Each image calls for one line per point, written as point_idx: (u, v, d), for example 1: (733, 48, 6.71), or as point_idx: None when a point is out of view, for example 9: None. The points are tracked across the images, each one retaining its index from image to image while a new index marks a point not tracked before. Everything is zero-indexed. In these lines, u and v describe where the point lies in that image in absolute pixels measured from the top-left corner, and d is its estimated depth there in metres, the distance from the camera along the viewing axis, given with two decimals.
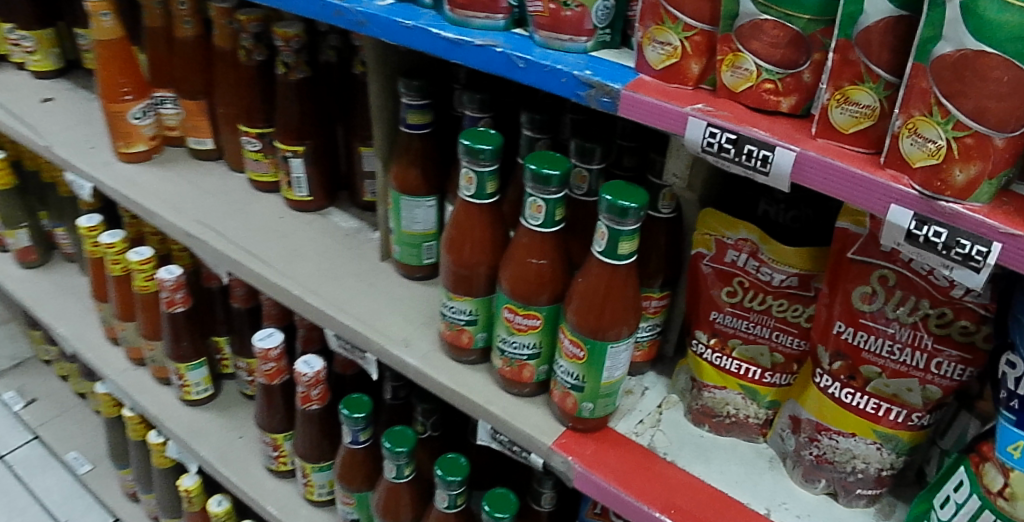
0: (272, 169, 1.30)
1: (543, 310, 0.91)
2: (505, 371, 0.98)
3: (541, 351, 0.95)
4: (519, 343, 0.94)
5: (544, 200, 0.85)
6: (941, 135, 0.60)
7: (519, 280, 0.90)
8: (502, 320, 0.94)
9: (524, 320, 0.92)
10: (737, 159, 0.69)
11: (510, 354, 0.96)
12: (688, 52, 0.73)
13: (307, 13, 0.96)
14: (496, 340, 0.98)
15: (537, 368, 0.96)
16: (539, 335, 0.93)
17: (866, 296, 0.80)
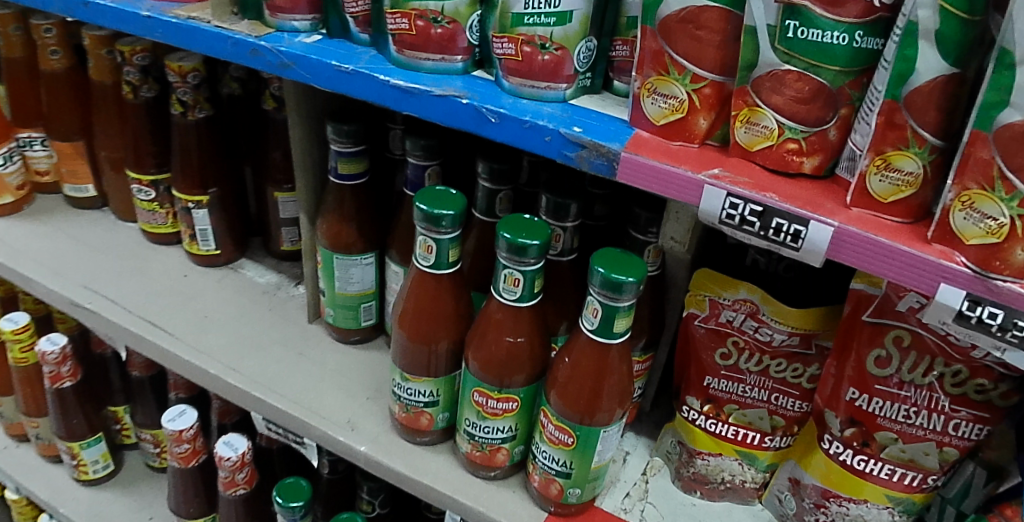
0: (170, 219, 1.13)
1: (520, 392, 0.81)
2: (474, 455, 0.86)
3: (517, 433, 0.84)
4: (492, 428, 0.83)
5: (521, 272, 0.73)
6: (1004, 212, 0.53)
7: (491, 358, 0.78)
8: (471, 403, 0.82)
9: (500, 403, 0.81)
10: (762, 233, 0.60)
11: (482, 439, 0.85)
12: (695, 106, 0.62)
13: (215, 53, 0.79)
14: (461, 422, 0.86)
15: (512, 449, 0.86)
16: (516, 418, 0.83)
17: (881, 360, 0.74)
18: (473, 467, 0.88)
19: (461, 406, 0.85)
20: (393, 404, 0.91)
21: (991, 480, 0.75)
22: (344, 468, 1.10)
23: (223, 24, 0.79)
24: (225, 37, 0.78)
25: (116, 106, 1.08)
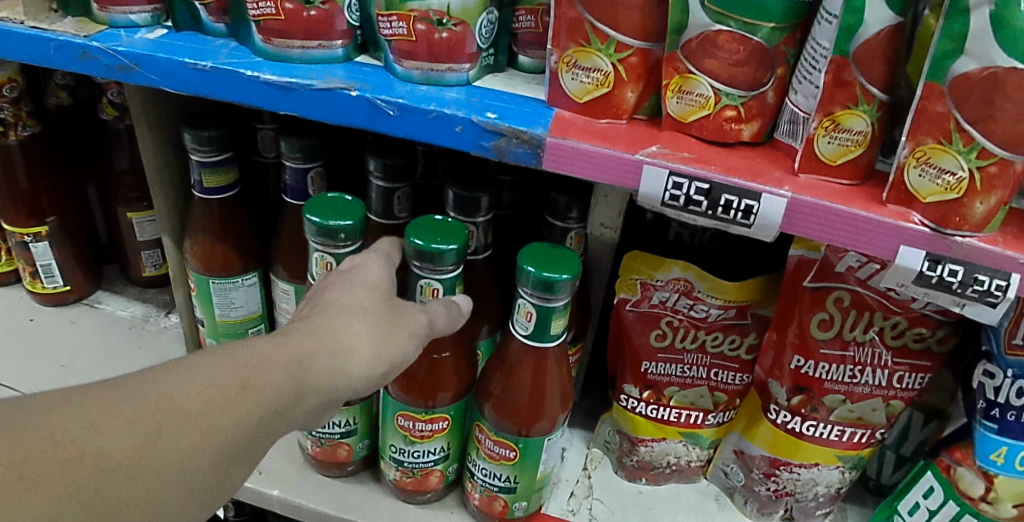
0: (7, 257, 0.96)
1: (451, 410, 0.72)
2: (404, 482, 0.76)
3: (450, 452, 0.75)
4: (422, 452, 0.74)
5: (440, 281, 0.64)
6: (963, 167, 0.50)
7: (412, 378, 0.69)
8: (395, 428, 0.73)
9: (431, 425, 0.72)
10: (709, 212, 0.54)
11: (411, 465, 0.75)
12: (622, 77, 0.56)
13: (35, 59, 0.65)
14: (385, 449, 0.76)
15: (446, 469, 0.76)
16: (447, 436, 0.73)
17: (824, 323, 0.71)
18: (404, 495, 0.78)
19: (383, 432, 0.75)
20: (302, 438, 0.80)
21: (930, 421, 0.82)
22: (251, 508, 0.99)
23: (39, 24, 0.64)
24: (46, 39, 0.63)
25: None
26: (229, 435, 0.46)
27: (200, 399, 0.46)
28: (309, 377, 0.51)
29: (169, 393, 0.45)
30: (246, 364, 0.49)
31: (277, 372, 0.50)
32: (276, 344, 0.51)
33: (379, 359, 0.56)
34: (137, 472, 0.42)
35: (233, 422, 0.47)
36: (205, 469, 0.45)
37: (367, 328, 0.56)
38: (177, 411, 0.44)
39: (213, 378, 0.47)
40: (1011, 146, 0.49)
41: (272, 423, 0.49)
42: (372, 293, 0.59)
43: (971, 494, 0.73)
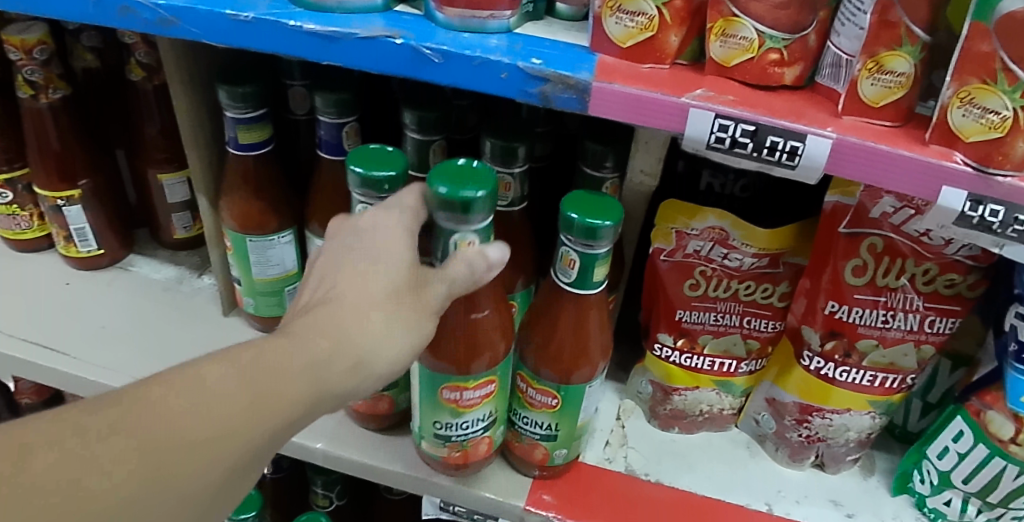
0: (38, 222, 0.94)
1: (498, 371, 0.70)
2: (454, 457, 0.75)
3: (497, 417, 0.74)
4: (470, 421, 0.72)
5: (475, 232, 0.60)
6: (1007, 106, 0.51)
7: (448, 353, 0.68)
8: (439, 402, 0.71)
9: (480, 392, 0.70)
10: (754, 154, 0.55)
11: (461, 437, 0.73)
12: (666, 21, 0.56)
13: (71, 16, 0.65)
14: (428, 427, 0.74)
15: (495, 435, 0.76)
16: (494, 401, 0.72)
17: (857, 269, 0.72)
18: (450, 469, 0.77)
19: (426, 410, 0.73)
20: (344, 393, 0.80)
21: (957, 368, 0.83)
22: (289, 465, 1.00)
23: None
24: None
25: None
26: (242, 456, 0.48)
27: (211, 432, 0.47)
28: (319, 386, 0.52)
29: (178, 430, 0.46)
30: (255, 386, 0.49)
31: (286, 393, 0.50)
32: (288, 355, 0.51)
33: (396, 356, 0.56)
34: (151, 508, 0.45)
35: (245, 447, 0.48)
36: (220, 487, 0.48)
37: (387, 325, 0.55)
38: (191, 446, 0.46)
39: (222, 406, 0.48)
40: None
41: (284, 435, 0.51)
42: (395, 274, 0.56)
43: (1001, 437, 0.75)
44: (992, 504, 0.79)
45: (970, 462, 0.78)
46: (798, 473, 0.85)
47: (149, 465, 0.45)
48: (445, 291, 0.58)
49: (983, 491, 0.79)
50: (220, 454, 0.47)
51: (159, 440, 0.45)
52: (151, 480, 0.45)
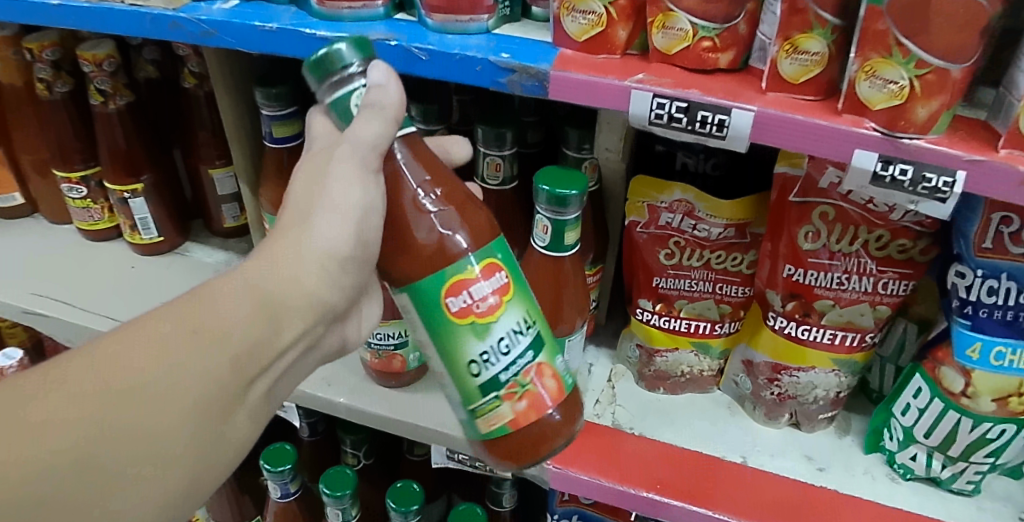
0: (109, 214, 1.05)
1: (499, 254, 0.63)
2: (520, 406, 0.64)
3: (541, 329, 0.65)
4: (506, 338, 0.62)
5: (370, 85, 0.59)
6: (904, 76, 0.59)
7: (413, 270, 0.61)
8: (455, 325, 0.61)
9: (491, 285, 0.61)
10: (689, 127, 0.64)
11: (513, 368, 0.63)
12: (613, 18, 0.66)
13: (130, 32, 0.78)
14: (467, 376, 0.63)
15: (557, 360, 0.66)
16: (518, 302, 0.63)
17: (811, 235, 0.80)
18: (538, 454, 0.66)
19: (453, 363, 0.63)
20: (363, 353, 0.92)
21: (922, 332, 0.90)
22: (323, 429, 1.11)
23: None
24: (142, 13, 0.76)
25: (29, 106, 0.99)
26: (209, 372, 0.53)
27: (168, 371, 0.52)
28: (273, 308, 0.57)
29: (136, 375, 0.51)
30: (203, 322, 0.54)
31: (239, 321, 0.56)
32: (234, 293, 0.56)
33: (347, 242, 0.60)
34: (131, 428, 0.50)
35: (211, 377, 0.54)
36: (201, 417, 0.53)
37: (324, 215, 0.59)
38: (154, 387, 0.51)
39: (170, 348, 0.53)
40: (942, 54, 0.57)
41: (253, 360, 0.56)
42: (313, 176, 0.62)
43: (952, 390, 0.81)
44: (953, 457, 0.86)
45: (929, 416, 0.84)
46: (775, 431, 0.93)
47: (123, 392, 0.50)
48: (376, 126, 0.57)
49: (944, 444, 0.85)
50: (175, 370, 0.52)
51: (119, 386, 0.50)
52: (123, 423, 0.50)
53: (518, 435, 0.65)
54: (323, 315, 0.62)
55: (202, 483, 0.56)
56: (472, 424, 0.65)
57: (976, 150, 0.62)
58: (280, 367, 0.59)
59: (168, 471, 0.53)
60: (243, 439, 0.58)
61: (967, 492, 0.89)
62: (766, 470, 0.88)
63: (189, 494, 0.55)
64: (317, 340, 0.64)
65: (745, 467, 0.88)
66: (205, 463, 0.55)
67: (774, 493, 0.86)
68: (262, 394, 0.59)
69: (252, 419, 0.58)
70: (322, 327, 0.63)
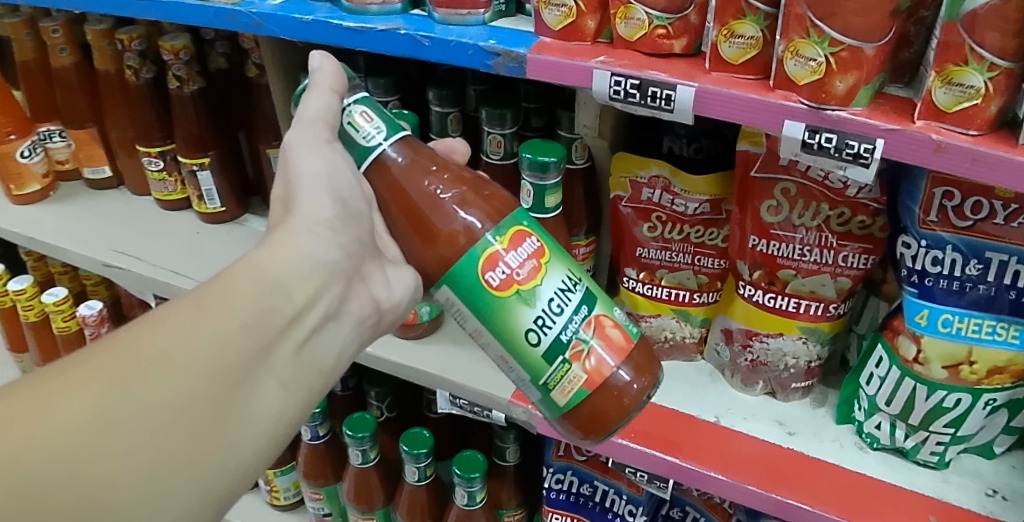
0: (180, 187, 1.24)
1: (524, 223, 0.70)
2: (589, 360, 0.70)
3: (589, 284, 0.72)
4: (555, 301, 0.69)
5: (360, 103, 0.67)
6: (820, 53, 0.67)
7: (443, 257, 0.68)
8: (502, 301, 0.68)
9: (525, 252, 0.68)
10: (643, 101, 0.75)
11: (571, 327, 0.69)
12: (582, 10, 0.77)
13: (196, 22, 0.95)
14: (532, 350, 0.69)
15: (613, 311, 0.72)
16: (556, 264, 0.70)
17: (773, 208, 0.89)
18: (624, 411, 0.72)
19: (513, 339, 0.69)
20: None
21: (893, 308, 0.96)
22: (355, 385, 1.24)
23: None
24: (206, 7, 0.93)
25: (121, 91, 1.19)
26: (222, 348, 0.55)
27: (176, 343, 0.53)
28: (274, 277, 0.59)
29: (142, 350, 0.52)
30: (202, 297, 0.56)
31: (242, 291, 0.57)
32: (236, 271, 0.58)
33: (332, 207, 0.64)
34: (156, 407, 0.51)
35: (222, 343, 0.55)
36: (218, 383, 0.54)
37: (307, 188, 0.64)
38: (164, 358, 0.52)
39: (176, 326, 0.54)
40: (852, 34, 0.66)
41: (266, 324, 0.57)
42: (283, 173, 0.66)
43: (907, 358, 0.87)
44: (914, 426, 0.90)
45: (889, 385, 0.90)
46: (751, 397, 1.00)
47: (139, 372, 0.51)
48: (320, 100, 0.66)
49: (904, 412, 0.90)
50: (188, 346, 0.53)
51: (128, 363, 0.51)
52: (135, 397, 0.51)
53: (595, 394, 0.71)
54: (330, 274, 0.63)
55: (246, 454, 0.56)
56: (549, 397, 0.71)
57: (895, 121, 0.70)
58: (302, 331, 0.60)
59: (198, 444, 0.53)
60: (276, 407, 0.58)
61: (932, 465, 0.92)
62: (735, 429, 0.96)
63: (229, 468, 0.55)
64: (337, 308, 0.64)
65: (716, 425, 0.96)
66: (240, 432, 0.56)
67: (741, 448, 0.94)
68: (289, 361, 0.59)
69: (283, 387, 0.59)
70: (338, 291, 0.64)
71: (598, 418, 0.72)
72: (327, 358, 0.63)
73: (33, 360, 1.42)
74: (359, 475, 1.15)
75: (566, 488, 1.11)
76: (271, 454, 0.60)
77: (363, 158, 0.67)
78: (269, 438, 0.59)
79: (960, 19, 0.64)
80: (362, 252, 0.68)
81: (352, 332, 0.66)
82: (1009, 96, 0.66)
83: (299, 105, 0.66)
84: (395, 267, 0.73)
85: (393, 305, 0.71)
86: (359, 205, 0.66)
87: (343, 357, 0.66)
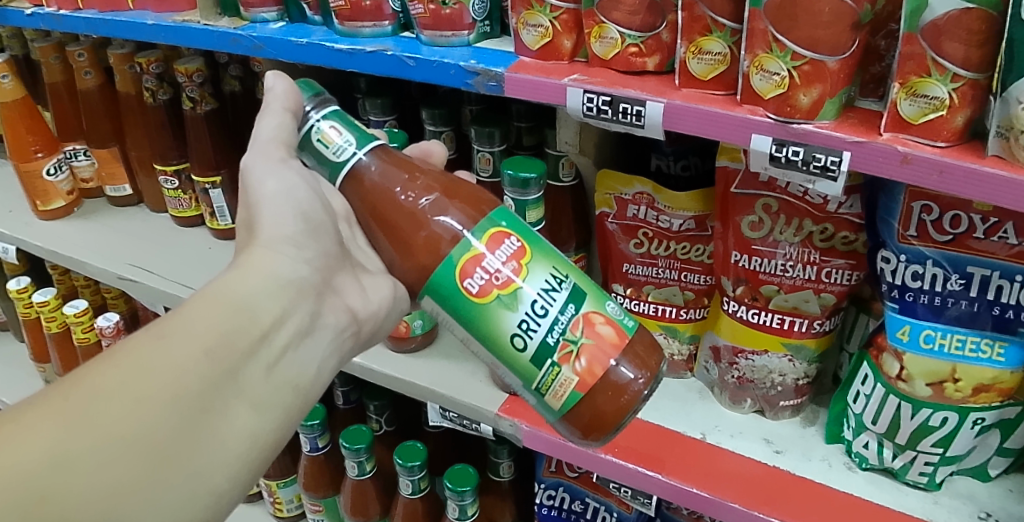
0: (194, 204, 1.31)
1: (503, 223, 0.67)
2: (578, 360, 0.67)
3: (577, 281, 0.68)
4: (539, 303, 0.66)
5: (330, 117, 0.66)
6: (783, 67, 0.68)
7: (423, 267, 0.66)
8: (483, 308, 0.65)
9: (504, 254, 0.66)
10: (615, 117, 0.78)
11: (558, 328, 0.66)
12: (559, 30, 0.81)
13: (205, 45, 1.01)
14: (520, 354, 0.67)
15: (604, 306, 0.68)
16: (537, 264, 0.66)
17: (754, 224, 0.90)
18: (623, 410, 0.68)
19: (499, 346, 0.67)
20: None
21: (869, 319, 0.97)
22: (356, 398, 1.27)
23: (210, 22, 1.01)
24: (212, 31, 0.99)
25: (139, 112, 1.27)
26: (181, 374, 0.56)
27: (136, 376, 0.55)
28: (238, 300, 0.61)
29: (103, 382, 0.54)
30: (163, 326, 0.58)
31: (205, 316, 0.59)
32: (198, 300, 0.59)
33: (295, 224, 0.66)
34: (118, 438, 0.52)
35: (184, 370, 0.56)
36: (182, 410, 0.55)
37: (269, 208, 0.66)
38: (125, 388, 0.54)
39: (136, 358, 0.55)
40: (816, 48, 0.66)
41: (231, 347, 0.59)
42: (243, 202, 0.69)
43: (890, 374, 0.87)
44: (901, 446, 0.88)
45: (874, 403, 0.89)
46: (739, 415, 1.00)
47: (101, 406, 0.53)
48: (273, 121, 0.68)
49: (890, 431, 0.88)
50: (147, 377, 0.55)
51: (88, 398, 0.53)
52: (92, 431, 0.52)
53: (591, 395, 0.67)
54: (298, 292, 0.64)
55: (219, 479, 0.57)
56: (544, 401, 0.69)
57: (862, 134, 0.70)
58: (272, 351, 0.61)
59: (164, 472, 0.54)
60: (249, 430, 0.59)
61: (923, 486, 0.89)
62: (721, 446, 0.95)
63: (202, 496, 0.56)
64: (310, 325, 0.65)
65: (701, 441, 0.96)
66: (210, 460, 0.56)
67: (727, 465, 0.93)
68: (261, 381, 0.60)
69: (256, 408, 0.60)
70: (308, 308, 0.65)
71: (597, 419, 0.68)
72: (304, 376, 0.64)
73: (53, 370, 1.48)
74: (356, 487, 1.17)
75: (557, 505, 1.11)
76: (251, 478, 0.61)
77: (337, 174, 0.66)
78: (246, 465, 0.59)
79: (920, 30, 0.64)
80: (333, 263, 0.69)
81: (331, 345, 0.68)
82: (976, 107, 0.66)
83: (255, 127, 0.69)
84: (372, 276, 0.74)
85: (370, 314, 0.73)
86: (323, 217, 0.68)
87: (323, 373, 0.67)
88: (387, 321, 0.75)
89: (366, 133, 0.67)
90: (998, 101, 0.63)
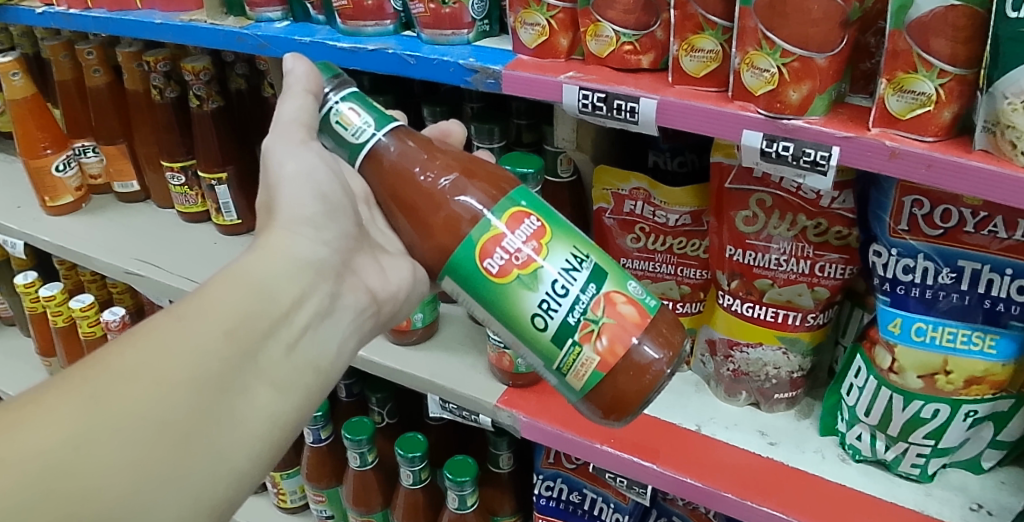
0: (200, 200, 1.34)
1: (523, 203, 0.69)
2: (601, 339, 0.68)
3: (598, 260, 0.69)
4: (560, 283, 0.67)
5: (347, 100, 0.69)
6: (772, 63, 0.70)
7: (443, 246, 0.68)
8: (503, 288, 0.67)
9: (524, 234, 0.67)
10: (610, 114, 0.80)
11: (579, 308, 0.68)
12: (555, 28, 0.83)
13: (211, 44, 1.03)
14: (541, 333, 0.68)
15: (626, 285, 0.69)
16: (558, 244, 0.68)
17: (748, 219, 0.91)
18: (644, 391, 0.69)
19: (520, 325, 0.68)
20: None
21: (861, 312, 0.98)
22: (359, 391, 1.29)
23: (216, 22, 1.03)
24: (218, 30, 1.01)
25: (147, 109, 1.30)
26: (201, 354, 0.58)
27: (157, 357, 0.56)
28: (257, 282, 0.63)
29: (124, 365, 0.55)
30: (183, 309, 0.59)
31: (224, 298, 0.61)
32: (218, 283, 0.61)
33: (314, 205, 0.68)
34: (138, 419, 0.54)
35: (205, 351, 0.58)
36: (202, 390, 0.57)
37: (289, 189, 0.68)
38: (146, 369, 0.55)
39: (157, 339, 0.57)
40: (805, 45, 0.68)
41: (252, 328, 0.61)
42: (263, 183, 0.71)
43: (882, 367, 0.88)
44: (893, 437, 0.89)
45: (867, 394, 0.90)
46: (735, 408, 1.01)
47: (124, 386, 0.54)
48: (295, 103, 0.69)
49: (882, 423, 0.89)
50: (168, 357, 0.56)
51: (108, 379, 0.54)
52: (114, 410, 0.53)
53: (612, 375, 0.68)
54: (317, 274, 0.67)
55: (240, 459, 0.59)
56: (565, 381, 0.70)
57: (850, 130, 0.71)
58: (290, 332, 0.63)
59: (188, 451, 0.55)
60: (270, 409, 0.61)
61: (915, 477, 0.90)
62: (716, 438, 0.97)
63: (224, 476, 0.58)
64: (329, 307, 0.68)
65: (696, 433, 0.98)
66: (232, 438, 0.58)
67: (721, 457, 0.94)
68: (280, 362, 0.62)
69: (276, 388, 0.62)
70: (328, 289, 0.67)
71: (618, 399, 0.69)
72: (324, 357, 0.66)
73: (60, 364, 1.51)
74: (358, 478, 1.19)
75: (555, 496, 1.13)
76: (270, 459, 0.62)
77: (356, 155, 0.69)
78: (265, 444, 0.61)
79: (906, 26, 0.65)
80: (352, 245, 0.72)
81: (350, 326, 0.70)
82: (963, 103, 0.67)
83: (277, 108, 0.70)
84: (391, 258, 0.76)
85: (390, 294, 0.75)
86: (342, 199, 0.71)
87: (343, 354, 0.69)
88: (406, 304, 0.78)
89: (383, 113, 0.70)
90: (985, 96, 0.64)
